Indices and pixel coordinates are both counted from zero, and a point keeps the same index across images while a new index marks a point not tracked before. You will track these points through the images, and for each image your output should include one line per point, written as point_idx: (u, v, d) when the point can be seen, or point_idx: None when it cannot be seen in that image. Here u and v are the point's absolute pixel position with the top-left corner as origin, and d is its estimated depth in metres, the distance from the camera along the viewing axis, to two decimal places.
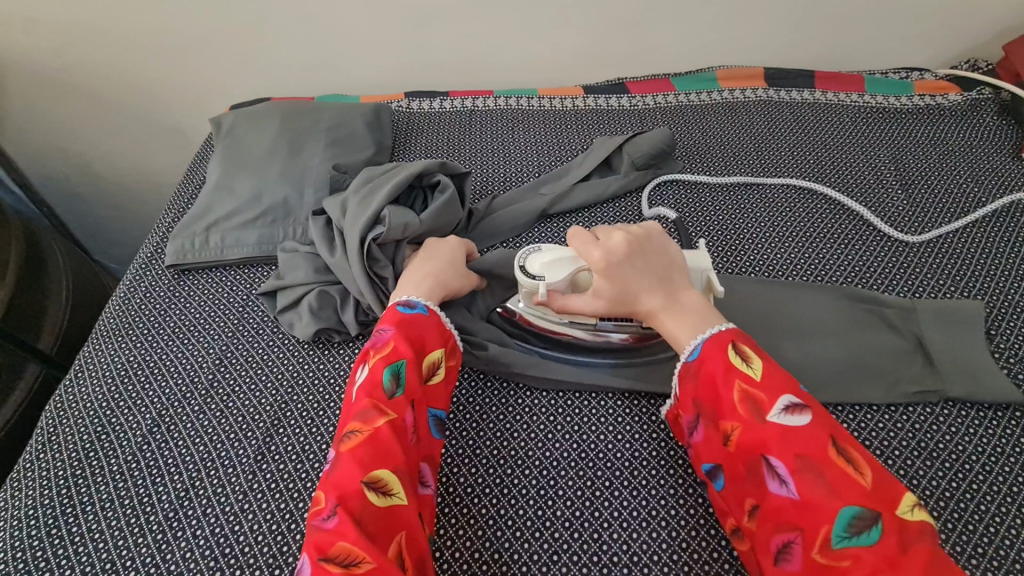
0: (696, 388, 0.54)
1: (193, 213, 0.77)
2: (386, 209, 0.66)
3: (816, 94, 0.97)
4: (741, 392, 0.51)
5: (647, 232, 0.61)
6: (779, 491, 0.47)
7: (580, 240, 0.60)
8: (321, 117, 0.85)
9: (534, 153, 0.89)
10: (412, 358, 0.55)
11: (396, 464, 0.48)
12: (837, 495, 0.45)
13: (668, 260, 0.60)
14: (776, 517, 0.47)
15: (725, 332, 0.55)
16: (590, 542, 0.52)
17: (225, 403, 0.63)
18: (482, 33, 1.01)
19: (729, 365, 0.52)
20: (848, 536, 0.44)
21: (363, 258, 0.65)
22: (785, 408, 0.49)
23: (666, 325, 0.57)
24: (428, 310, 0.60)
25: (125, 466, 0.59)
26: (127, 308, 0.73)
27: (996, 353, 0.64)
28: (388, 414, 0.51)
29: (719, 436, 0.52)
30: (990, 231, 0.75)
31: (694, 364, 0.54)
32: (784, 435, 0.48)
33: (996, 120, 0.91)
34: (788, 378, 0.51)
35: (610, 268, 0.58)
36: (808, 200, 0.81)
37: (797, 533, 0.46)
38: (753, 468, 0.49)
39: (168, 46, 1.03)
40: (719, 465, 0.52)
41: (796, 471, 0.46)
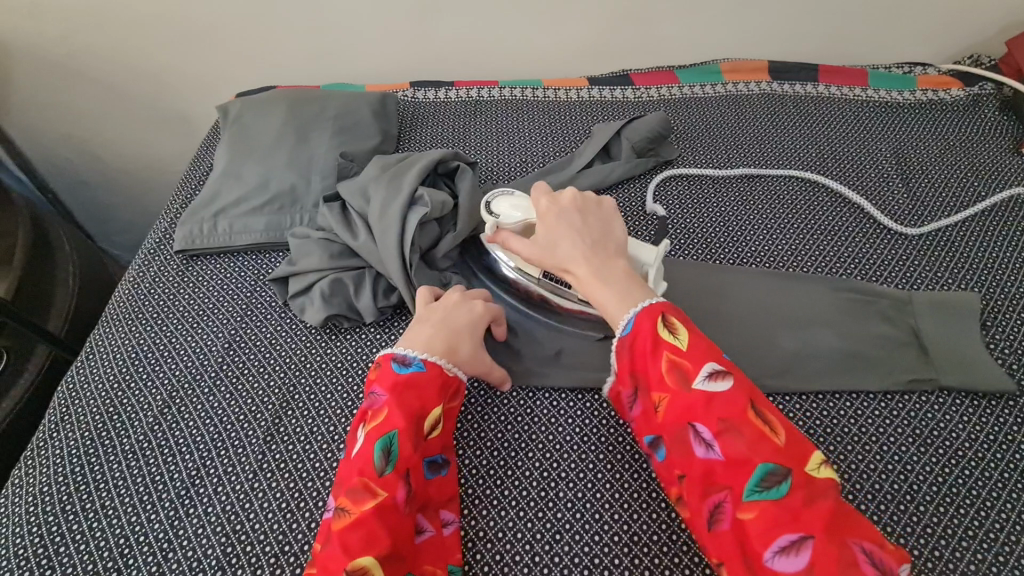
0: (630, 360, 0.55)
1: (201, 199, 0.78)
2: (421, 190, 0.68)
3: (820, 88, 0.97)
4: (668, 361, 0.52)
5: (598, 200, 0.62)
6: (706, 455, 0.48)
7: (539, 191, 0.63)
8: (327, 105, 0.85)
9: (538, 143, 0.90)
10: (405, 427, 0.52)
11: (381, 549, 0.47)
12: (755, 453, 0.47)
13: (608, 230, 0.60)
14: (704, 480, 0.48)
15: (655, 305, 0.55)
16: (591, 522, 0.55)
17: (234, 385, 0.64)
18: (488, 22, 1.01)
19: (657, 336, 0.53)
20: (759, 490, 0.46)
21: (407, 238, 0.65)
22: (709, 375, 0.50)
23: (587, 285, 0.57)
24: (424, 365, 0.57)
25: (137, 445, 0.61)
26: (136, 291, 0.74)
27: (991, 344, 0.65)
28: (378, 495, 0.49)
29: (651, 406, 0.53)
30: (988, 225, 0.76)
31: (627, 337, 0.54)
32: (708, 401, 0.49)
33: (997, 116, 0.92)
34: (712, 346, 0.52)
35: (550, 214, 0.60)
36: (810, 192, 0.82)
37: (726, 492, 0.47)
38: (681, 436, 0.50)
39: (173, 34, 1.03)
40: (656, 437, 0.53)
41: (720, 433, 0.48)
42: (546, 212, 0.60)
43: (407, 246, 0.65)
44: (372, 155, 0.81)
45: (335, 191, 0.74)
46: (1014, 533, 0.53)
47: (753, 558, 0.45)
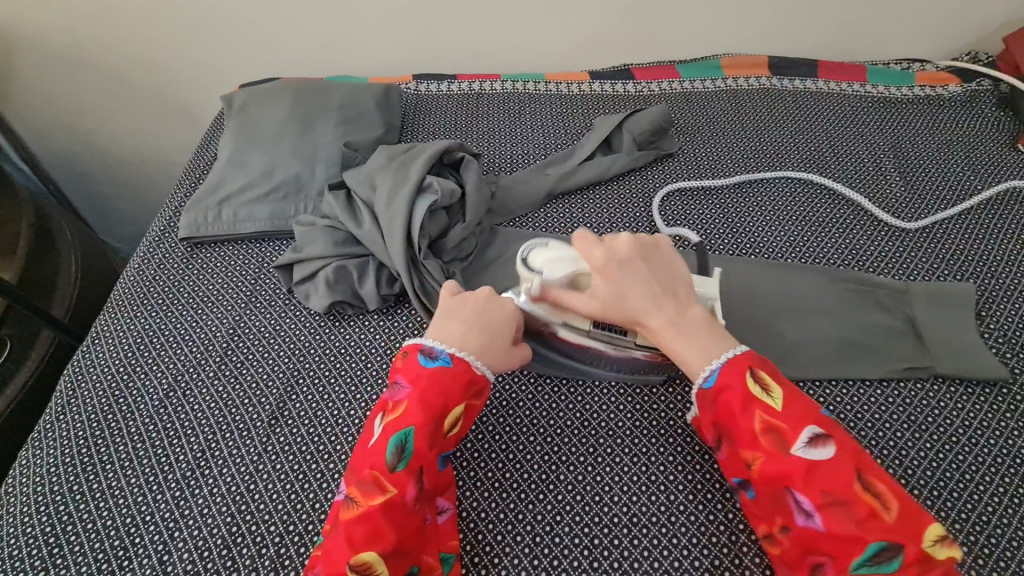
0: (714, 413, 0.54)
1: (205, 187, 0.79)
2: (429, 180, 0.68)
3: (819, 83, 0.98)
4: (762, 423, 0.50)
5: (654, 241, 0.60)
6: (806, 524, 0.47)
7: (582, 240, 0.59)
8: (332, 96, 0.86)
9: (540, 136, 0.90)
10: (421, 424, 0.51)
11: (385, 546, 0.47)
12: (863, 528, 0.46)
13: (673, 273, 0.59)
14: (804, 544, 0.48)
15: (742, 356, 0.54)
16: (590, 504, 0.56)
17: (238, 370, 0.65)
18: (490, 16, 1.02)
19: (748, 394, 0.51)
20: (870, 565, 0.45)
21: (415, 224, 0.66)
22: (808, 442, 0.49)
23: (666, 338, 0.56)
24: (450, 360, 0.54)
25: (143, 428, 0.61)
26: (141, 278, 0.74)
27: (985, 333, 0.66)
28: (387, 491, 0.49)
29: (741, 462, 0.52)
30: (984, 218, 0.77)
31: (710, 392, 0.53)
32: (810, 470, 0.48)
33: (993, 112, 0.92)
34: (811, 407, 0.51)
35: (611, 269, 0.57)
36: (810, 184, 0.83)
37: (826, 559, 0.47)
38: (779, 499, 0.49)
39: (179, 25, 1.04)
40: (747, 480, 0.52)
41: (823, 505, 0.47)
42: (604, 268, 0.57)
43: (415, 232, 0.65)
44: (377, 145, 0.82)
45: (340, 180, 0.75)
46: (1007, 515, 0.54)
47: None
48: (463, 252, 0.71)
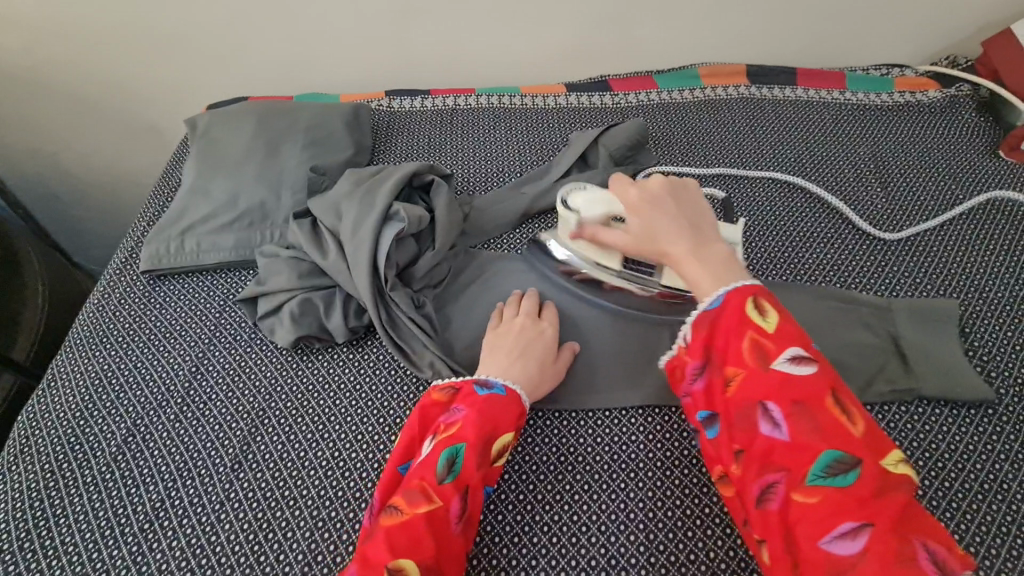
0: (705, 332, 0.52)
1: (168, 217, 0.76)
2: (396, 205, 0.66)
3: (798, 92, 0.97)
4: (751, 340, 0.48)
5: (686, 183, 0.62)
6: (770, 434, 0.46)
7: (618, 181, 0.63)
8: (298, 117, 0.83)
9: (515, 152, 0.88)
10: (474, 442, 0.51)
11: (424, 557, 0.46)
12: (825, 440, 0.44)
13: (701, 212, 0.60)
14: (763, 458, 0.46)
15: (749, 287, 0.51)
16: (568, 545, 0.54)
17: (200, 411, 0.62)
18: (463, 29, 1.00)
19: (742, 313, 0.50)
20: (826, 478, 0.43)
21: (382, 254, 0.64)
22: (792, 358, 0.47)
23: (686, 266, 0.55)
24: (506, 390, 0.56)
25: (98, 477, 0.59)
26: (100, 314, 0.71)
27: (970, 351, 0.65)
28: (434, 502, 0.48)
29: (719, 380, 0.50)
30: (966, 229, 0.76)
31: (712, 313, 0.52)
32: (784, 383, 0.46)
33: (974, 118, 0.91)
34: (801, 330, 0.49)
35: (641, 204, 0.59)
36: (790, 196, 0.81)
37: (783, 473, 0.45)
38: (747, 411, 0.47)
39: (144, 45, 1.01)
40: (717, 411, 0.51)
41: (791, 416, 0.45)
42: (634, 200, 0.60)
43: (382, 262, 0.63)
44: (345, 167, 0.79)
45: (305, 207, 0.72)
46: (996, 546, 0.52)
47: (803, 544, 0.43)
48: (435, 279, 0.70)
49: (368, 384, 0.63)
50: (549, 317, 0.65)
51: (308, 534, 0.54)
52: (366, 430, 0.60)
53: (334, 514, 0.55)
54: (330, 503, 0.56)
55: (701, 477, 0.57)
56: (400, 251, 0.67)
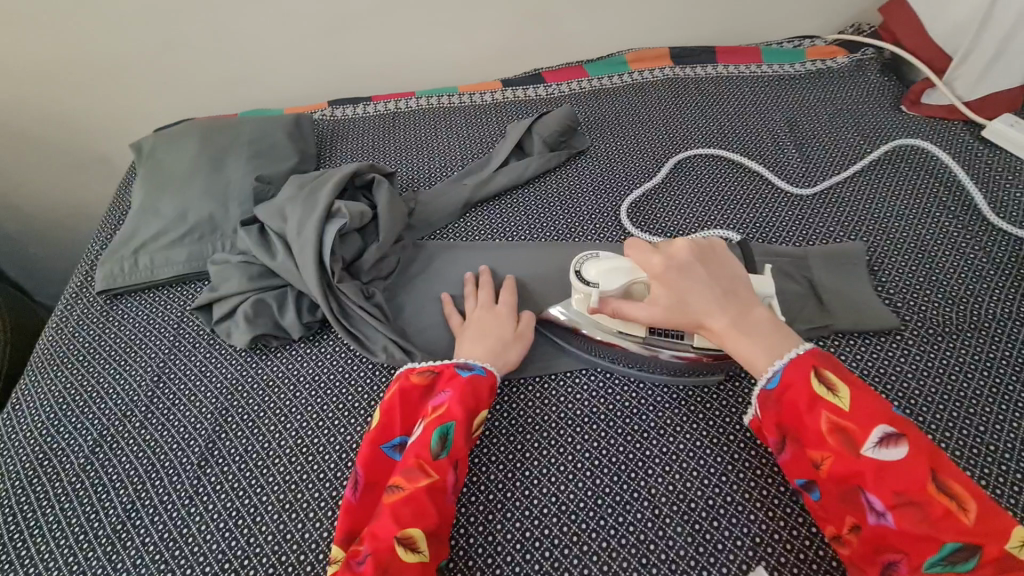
0: (779, 411, 0.54)
1: (119, 238, 0.78)
2: (337, 203, 0.69)
3: (718, 69, 1.03)
4: (829, 423, 0.51)
5: (711, 244, 0.61)
6: (878, 521, 0.48)
7: (637, 250, 0.60)
8: (240, 131, 0.86)
9: (456, 147, 0.92)
10: (462, 420, 0.56)
11: (429, 524, 0.51)
12: (938, 528, 0.46)
13: (732, 275, 0.59)
14: (877, 542, 0.48)
15: (807, 354, 0.54)
16: (521, 498, 0.59)
17: (165, 417, 0.65)
18: (397, 36, 1.04)
19: (815, 396, 0.52)
20: (945, 564, 0.46)
21: (326, 249, 0.67)
22: (880, 441, 0.49)
23: (730, 340, 0.57)
24: (484, 371, 0.61)
25: (68, 488, 0.61)
26: (59, 337, 0.73)
27: (879, 288, 0.71)
28: (431, 476, 0.53)
29: (808, 461, 0.52)
30: (874, 179, 0.83)
31: (774, 391, 0.54)
32: (881, 470, 0.48)
33: (879, 78, 0.98)
34: (881, 405, 0.51)
35: (669, 276, 0.58)
36: (715, 165, 0.87)
37: (902, 555, 0.47)
38: (849, 496, 0.50)
39: (84, 77, 1.02)
40: (812, 482, 0.53)
41: (895, 505, 0.47)
42: (662, 272, 0.58)
43: (327, 257, 0.66)
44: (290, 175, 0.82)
45: (252, 214, 0.75)
46: None
47: None
48: (384, 270, 0.73)
49: (325, 373, 0.66)
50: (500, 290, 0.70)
51: (275, 517, 0.57)
52: (326, 416, 0.63)
53: (301, 496, 0.58)
54: (296, 486, 0.59)
55: (639, 425, 0.62)
56: (345, 246, 0.70)
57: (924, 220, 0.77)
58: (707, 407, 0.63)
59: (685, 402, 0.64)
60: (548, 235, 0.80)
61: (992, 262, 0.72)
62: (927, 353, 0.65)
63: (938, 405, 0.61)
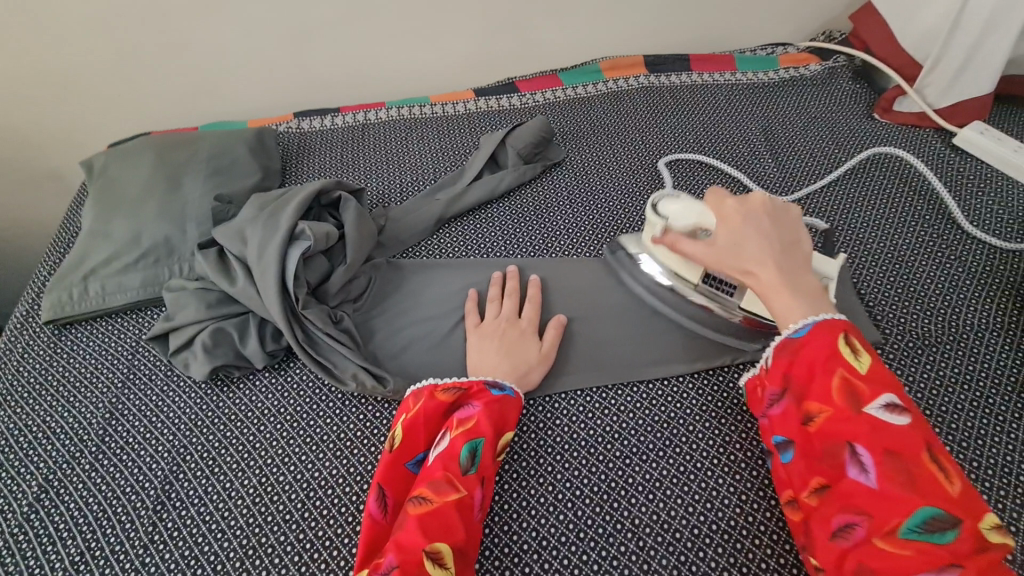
0: (790, 362, 0.53)
1: (67, 264, 0.73)
2: (301, 224, 0.66)
3: (693, 77, 1.02)
4: (842, 379, 0.50)
5: (786, 205, 0.60)
6: (857, 477, 0.47)
7: (715, 194, 0.61)
8: (199, 147, 0.82)
9: (429, 160, 0.89)
10: (491, 437, 0.55)
11: (457, 540, 0.49)
12: (918, 494, 0.44)
13: (797, 237, 0.58)
14: (846, 499, 0.47)
15: (838, 321, 0.53)
16: (500, 535, 0.55)
17: (118, 457, 0.60)
18: (364, 45, 1.01)
19: (835, 351, 0.51)
20: (919, 531, 0.43)
21: (289, 273, 0.63)
22: (886, 405, 0.48)
23: (770, 292, 0.55)
24: (514, 392, 0.60)
25: (8, 541, 0.56)
26: (1, 372, 0.68)
27: (860, 300, 0.70)
28: (460, 490, 0.51)
29: (804, 414, 0.51)
30: (850, 188, 0.82)
31: (796, 344, 0.53)
32: (876, 430, 0.47)
33: (851, 86, 0.99)
34: (894, 379, 0.50)
35: (733, 219, 0.58)
36: (692, 175, 0.86)
37: (865, 517, 0.46)
38: (835, 451, 0.48)
39: (33, 91, 0.97)
40: (800, 440, 0.51)
41: (882, 464, 0.46)
42: (730, 215, 0.58)
43: (291, 281, 0.63)
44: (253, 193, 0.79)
45: (211, 236, 0.71)
46: None
47: None
48: (352, 293, 0.70)
49: (291, 406, 0.63)
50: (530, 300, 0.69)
51: (237, 564, 0.53)
52: (292, 451, 0.60)
53: (265, 540, 0.54)
54: (260, 529, 0.55)
55: (621, 451, 0.60)
56: (311, 269, 0.67)
57: (900, 230, 0.77)
58: (691, 428, 0.61)
59: (669, 425, 0.61)
60: (524, 251, 0.77)
61: (969, 273, 0.72)
62: (908, 367, 0.64)
63: None
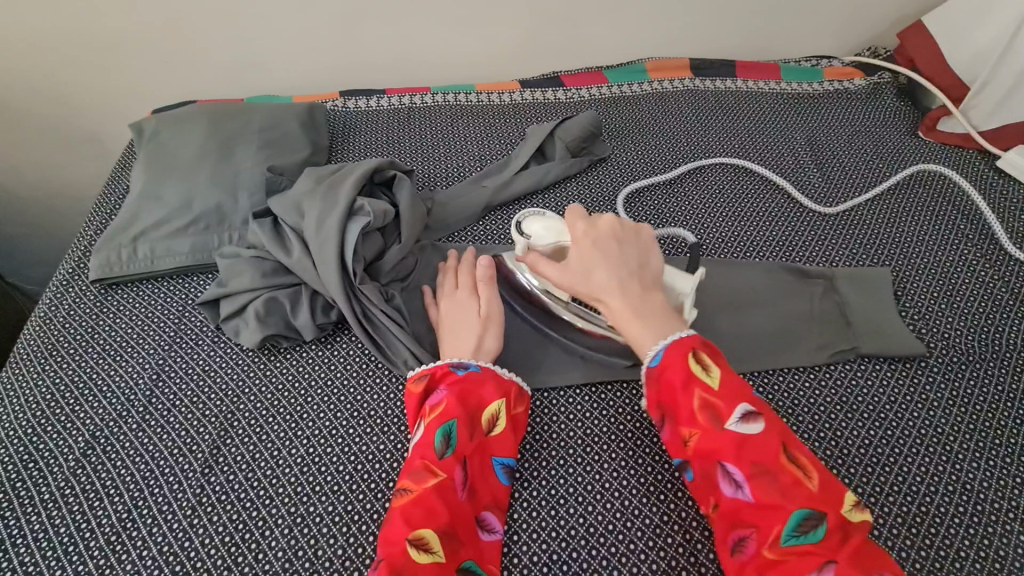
0: (656, 390, 0.55)
1: (117, 224, 0.73)
2: (360, 201, 0.66)
3: (737, 83, 1.02)
4: (700, 400, 0.51)
5: (635, 228, 0.61)
6: (735, 495, 0.48)
7: (572, 215, 0.62)
8: (251, 118, 0.82)
9: (474, 147, 0.90)
10: (461, 417, 0.55)
11: (441, 524, 0.49)
12: (789, 498, 0.47)
13: (647, 260, 0.60)
14: (734, 515, 0.49)
15: (689, 339, 0.54)
16: (547, 519, 0.55)
17: (164, 419, 0.61)
18: (413, 29, 1.01)
19: (690, 374, 0.52)
20: (797, 535, 0.46)
21: (348, 249, 0.64)
22: (742, 417, 0.50)
23: (620, 318, 0.57)
24: (481, 367, 0.59)
25: (57, 494, 0.56)
26: (48, 327, 0.68)
27: (903, 312, 0.71)
28: (437, 475, 0.52)
29: (680, 439, 0.53)
30: (895, 203, 0.83)
31: (656, 369, 0.54)
32: (740, 445, 0.49)
33: (896, 102, 0.99)
34: (744, 385, 0.52)
35: (585, 248, 0.59)
36: (737, 179, 0.86)
37: (753, 530, 0.48)
38: (712, 472, 0.50)
39: (80, 51, 0.97)
40: (684, 461, 0.53)
41: (752, 477, 0.48)
42: (582, 243, 0.59)
43: (349, 256, 0.63)
44: (303, 168, 0.79)
45: (265, 207, 0.71)
46: (932, 483, 0.58)
47: None
48: (403, 272, 0.70)
49: (339, 379, 0.63)
50: (459, 271, 0.68)
51: (285, 532, 0.53)
52: (340, 424, 0.60)
53: (313, 509, 0.55)
54: (308, 498, 0.55)
55: (667, 445, 0.60)
56: (366, 246, 0.67)
57: (945, 248, 0.77)
58: None
59: None
60: None
61: (1012, 293, 0.72)
62: (951, 382, 0.65)
63: (962, 436, 0.61)
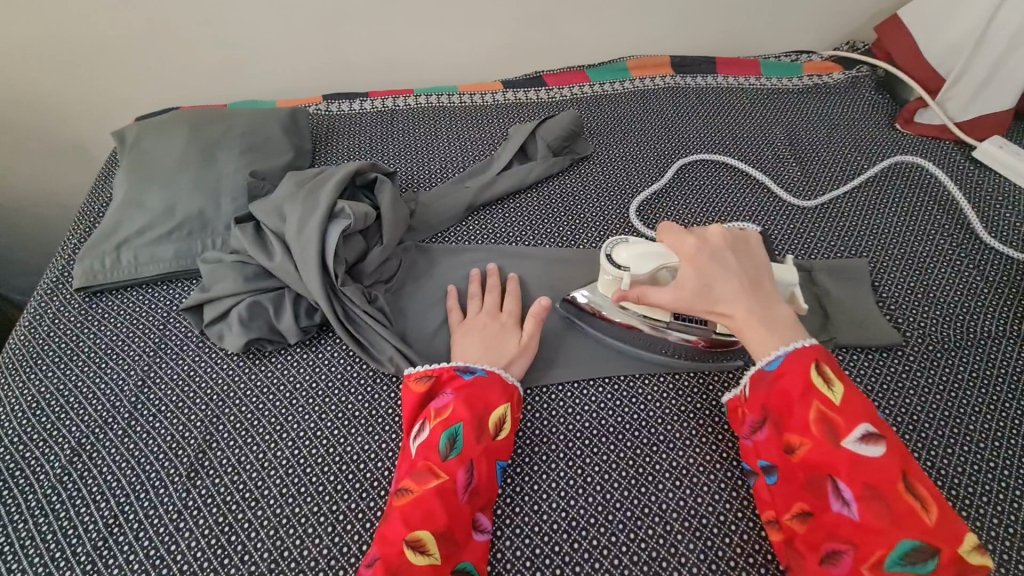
0: (766, 393, 0.56)
1: (100, 232, 0.73)
2: (340, 204, 0.67)
3: (718, 80, 1.03)
4: (818, 412, 0.51)
5: (742, 237, 0.62)
6: (840, 510, 0.49)
7: (671, 234, 0.62)
8: (233, 123, 0.82)
9: (457, 148, 0.90)
10: (468, 420, 0.55)
11: (438, 527, 0.50)
12: (900, 527, 0.46)
13: (759, 267, 0.61)
14: (830, 529, 0.49)
15: (809, 347, 0.55)
16: (530, 513, 0.56)
17: (151, 425, 0.61)
18: (395, 32, 1.01)
19: (809, 384, 0.53)
20: (903, 563, 0.45)
21: (329, 250, 0.65)
22: (862, 437, 0.50)
23: (743, 324, 0.57)
24: (487, 371, 0.60)
25: (42, 501, 0.56)
26: (33, 337, 0.68)
27: (881, 303, 0.72)
28: (440, 477, 0.52)
29: (783, 445, 0.53)
30: (873, 195, 0.84)
31: (771, 374, 0.55)
32: (856, 462, 0.49)
33: (874, 96, 1.00)
34: (869, 407, 0.52)
35: (701, 260, 0.59)
36: (718, 175, 0.87)
37: (850, 547, 0.48)
38: (817, 482, 0.50)
39: (60, 60, 0.97)
40: (776, 466, 0.54)
41: (862, 497, 0.48)
42: (695, 256, 0.59)
43: (331, 258, 0.64)
44: (285, 172, 0.79)
45: (247, 212, 0.72)
46: None
47: None
48: (386, 274, 0.71)
49: (323, 381, 0.64)
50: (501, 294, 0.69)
51: (270, 532, 0.54)
52: (324, 426, 0.60)
53: (298, 510, 0.55)
54: (292, 500, 0.56)
55: (648, 439, 0.60)
56: (348, 248, 0.68)
57: (923, 240, 0.78)
58: (716, 420, 0.62)
59: (695, 415, 0.62)
60: (552, 240, 0.78)
61: (987, 283, 0.73)
62: (928, 370, 0.66)
63: (939, 423, 0.62)
